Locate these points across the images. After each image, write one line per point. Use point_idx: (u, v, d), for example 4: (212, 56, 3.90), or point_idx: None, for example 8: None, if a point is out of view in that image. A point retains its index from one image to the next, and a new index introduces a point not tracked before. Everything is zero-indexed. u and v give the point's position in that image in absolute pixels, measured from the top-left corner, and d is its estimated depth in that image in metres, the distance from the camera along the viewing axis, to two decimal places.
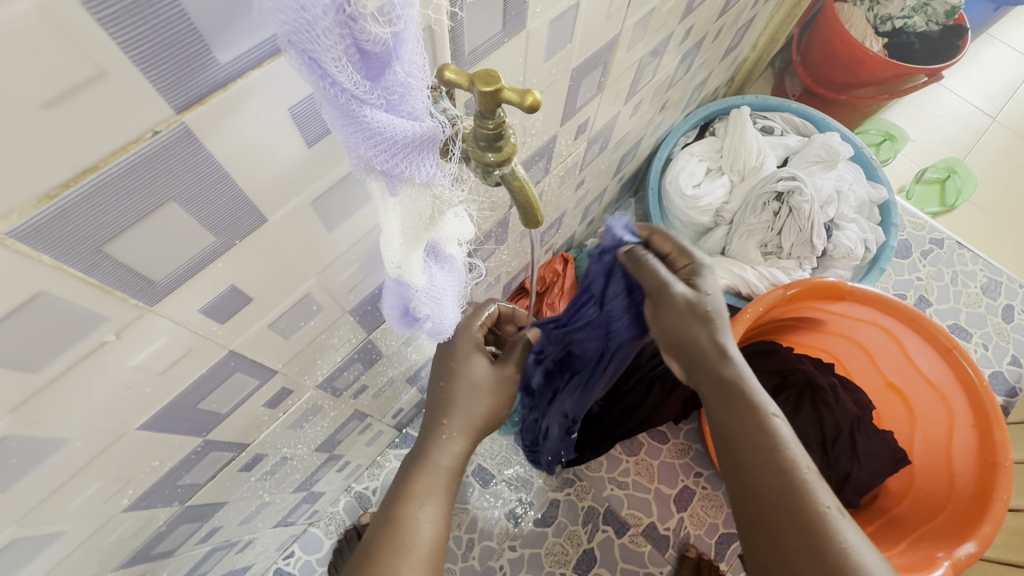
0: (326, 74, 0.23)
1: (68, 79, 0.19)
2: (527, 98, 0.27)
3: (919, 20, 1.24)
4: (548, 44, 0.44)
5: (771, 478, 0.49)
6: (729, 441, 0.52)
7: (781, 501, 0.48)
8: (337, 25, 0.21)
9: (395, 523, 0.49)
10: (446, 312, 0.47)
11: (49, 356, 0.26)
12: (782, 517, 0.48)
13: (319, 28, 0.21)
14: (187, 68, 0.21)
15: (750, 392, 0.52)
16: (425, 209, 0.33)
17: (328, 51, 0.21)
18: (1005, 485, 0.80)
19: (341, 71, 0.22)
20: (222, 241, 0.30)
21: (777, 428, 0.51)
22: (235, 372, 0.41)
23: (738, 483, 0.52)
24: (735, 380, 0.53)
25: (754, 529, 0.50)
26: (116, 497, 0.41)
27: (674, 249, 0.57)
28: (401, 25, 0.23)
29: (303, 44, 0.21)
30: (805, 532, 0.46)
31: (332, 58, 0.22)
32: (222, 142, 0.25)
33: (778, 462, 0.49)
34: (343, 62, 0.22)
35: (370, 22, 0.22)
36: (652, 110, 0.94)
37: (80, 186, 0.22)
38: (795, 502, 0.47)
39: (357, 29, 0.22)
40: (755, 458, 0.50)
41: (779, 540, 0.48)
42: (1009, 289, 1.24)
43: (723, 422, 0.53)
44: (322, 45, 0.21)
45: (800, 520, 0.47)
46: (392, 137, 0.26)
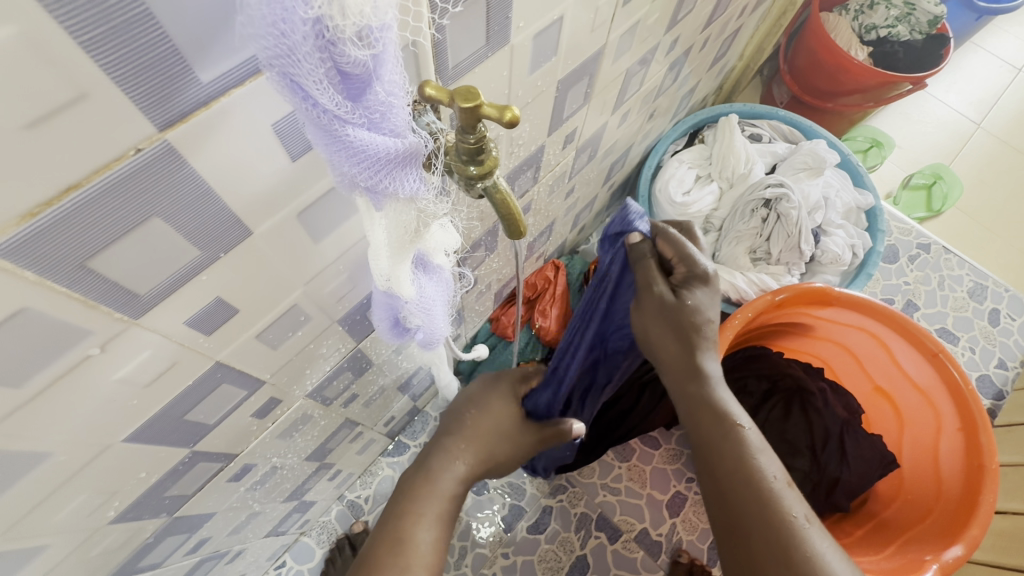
0: (307, 95, 0.23)
1: (51, 100, 0.19)
2: (506, 114, 0.27)
3: (902, 29, 1.27)
4: (532, 57, 0.45)
5: (741, 486, 0.49)
6: (702, 450, 0.53)
7: (751, 509, 0.48)
8: (317, 48, 0.22)
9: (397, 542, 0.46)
10: (438, 321, 0.47)
11: (33, 371, 0.27)
12: (750, 523, 0.48)
13: (298, 51, 0.21)
14: (167, 89, 0.22)
15: (719, 399, 0.53)
16: (409, 224, 0.33)
17: (308, 74, 0.22)
18: (991, 488, 0.81)
19: (322, 92, 0.23)
20: (206, 255, 0.30)
21: (746, 436, 0.51)
22: (222, 383, 0.41)
23: (708, 490, 0.52)
24: (704, 389, 0.53)
25: (727, 538, 0.50)
26: (102, 509, 0.41)
27: (676, 255, 0.54)
28: (380, 46, 0.23)
29: (283, 66, 0.22)
30: (773, 539, 0.47)
31: (313, 80, 0.22)
32: (206, 157, 0.26)
33: (748, 470, 0.50)
34: (324, 84, 0.23)
35: (350, 45, 0.22)
36: (641, 118, 0.95)
37: (62, 204, 0.22)
38: (764, 509, 0.48)
39: (337, 52, 0.22)
40: (724, 466, 0.51)
41: (748, 548, 0.48)
42: (995, 293, 1.26)
43: (695, 430, 0.53)
44: (302, 68, 0.22)
45: (768, 527, 0.47)
46: (375, 154, 0.27)
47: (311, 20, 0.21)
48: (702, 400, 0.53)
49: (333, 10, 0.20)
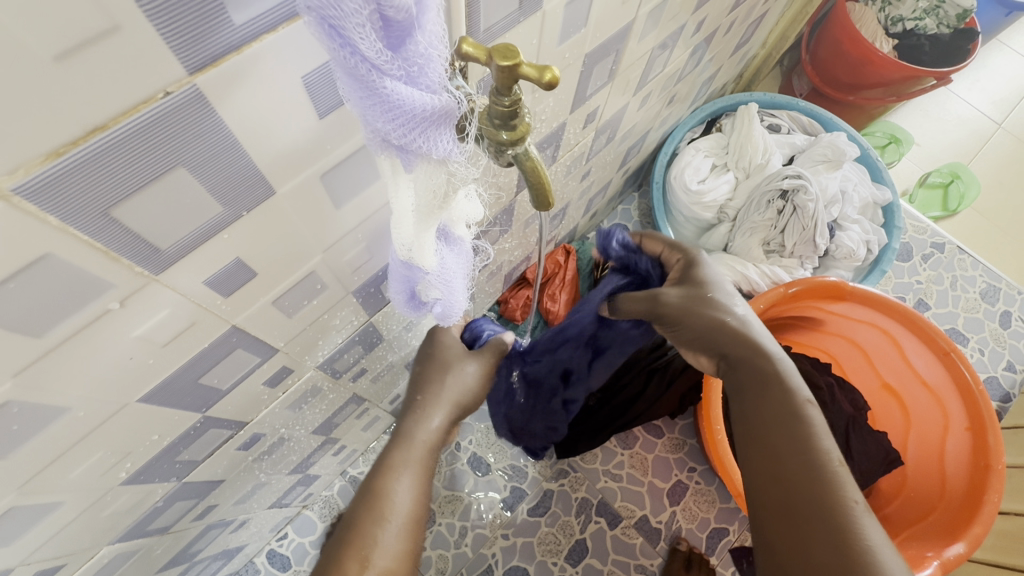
0: (347, 41, 0.22)
1: (82, 30, 0.18)
2: (546, 74, 0.27)
3: (930, 22, 1.24)
4: (562, 27, 0.43)
5: (798, 463, 0.46)
6: (758, 423, 0.50)
7: (805, 483, 0.44)
8: None
9: (374, 493, 0.49)
10: (455, 296, 0.46)
11: (53, 322, 0.26)
12: (807, 505, 0.43)
13: None
14: (201, 29, 0.21)
15: (785, 379, 0.52)
16: (439, 185, 0.31)
17: (351, 16, 0.21)
18: (996, 488, 0.81)
19: (363, 38, 0.22)
20: (229, 213, 0.29)
21: (811, 416, 0.49)
22: (237, 348, 0.41)
23: (762, 471, 0.48)
24: (770, 370, 0.52)
25: (768, 513, 0.46)
26: (114, 469, 0.40)
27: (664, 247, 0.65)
28: None
29: (323, 9, 0.21)
30: (827, 516, 0.42)
31: (356, 24, 0.22)
32: (234, 106, 0.25)
33: (810, 451, 0.46)
34: (367, 29, 0.22)
35: None
36: (660, 103, 0.94)
37: (89, 145, 0.21)
38: (822, 491, 0.43)
39: None
40: (781, 440, 0.48)
41: (802, 529, 0.43)
42: (1008, 295, 1.25)
43: (756, 407, 0.51)
44: (345, 10, 0.21)
45: (825, 510, 0.42)
46: (408, 108, 0.26)
47: None
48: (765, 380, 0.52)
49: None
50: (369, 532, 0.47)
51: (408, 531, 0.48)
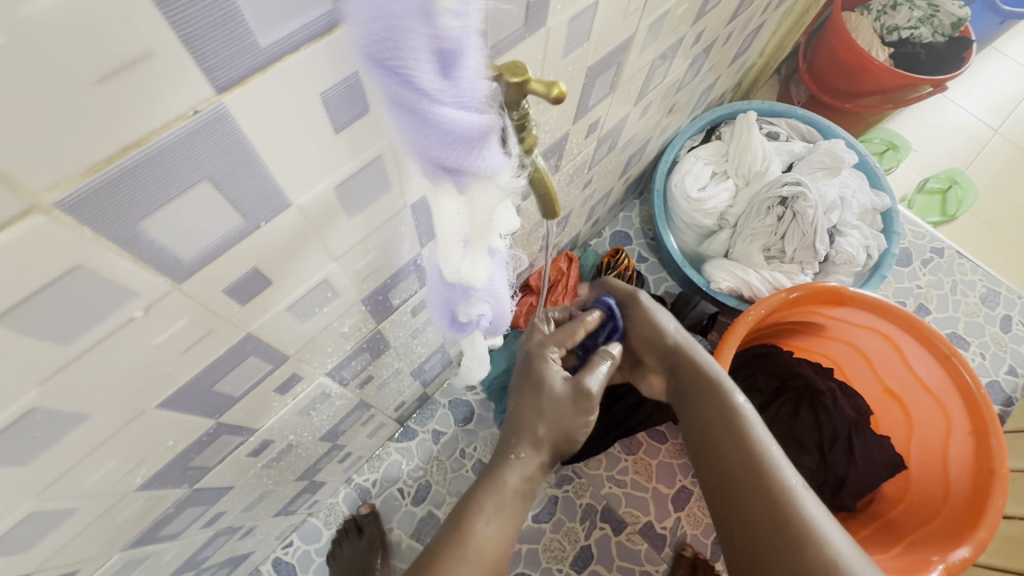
0: (406, 76, 0.23)
1: (120, 55, 0.19)
2: (553, 90, 0.28)
3: (925, 31, 1.26)
4: (566, 41, 0.45)
5: (747, 477, 0.51)
6: (702, 426, 0.56)
7: (755, 496, 0.50)
8: (424, 25, 0.22)
9: (460, 533, 0.48)
10: (500, 304, 0.47)
11: (80, 330, 0.27)
12: (753, 499, 0.50)
13: (406, 28, 0.22)
14: (229, 52, 0.22)
15: (719, 382, 0.57)
16: (490, 199, 0.32)
17: (413, 51, 0.22)
18: (1000, 492, 0.81)
19: (423, 71, 0.23)
20: (248, 224, 0.31)
21: (745, 412, 0.55)
22: (250, 355, 0.42)
23: (714, 471, 0.54)
24: (707, 378, 0.58)
25: (733, 531, 0.51)
26: (130, 475, 0.41)
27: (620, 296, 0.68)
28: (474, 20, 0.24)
29: (388, 48, 0.22)
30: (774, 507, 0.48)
31: (417, 59, 0.23)
32: (256, 123, 0.26)
33: (753, 459, 0.51)
34: (425, 62, 0.23)
35: (450, 20, 0.23)
36: (660, 112, 0.95)
37: (122, 161, 0.22)
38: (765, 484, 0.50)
39: (439, 28, 0.23)
40: (729, 459, 0.53)
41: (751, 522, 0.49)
42: (1008, 300, 1.26)
43: (698, 414, 0.57)
44: (408, 46, 0.22)
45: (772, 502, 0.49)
46: (461, 132, 0.26)
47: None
48: (704, 388, 0.58)
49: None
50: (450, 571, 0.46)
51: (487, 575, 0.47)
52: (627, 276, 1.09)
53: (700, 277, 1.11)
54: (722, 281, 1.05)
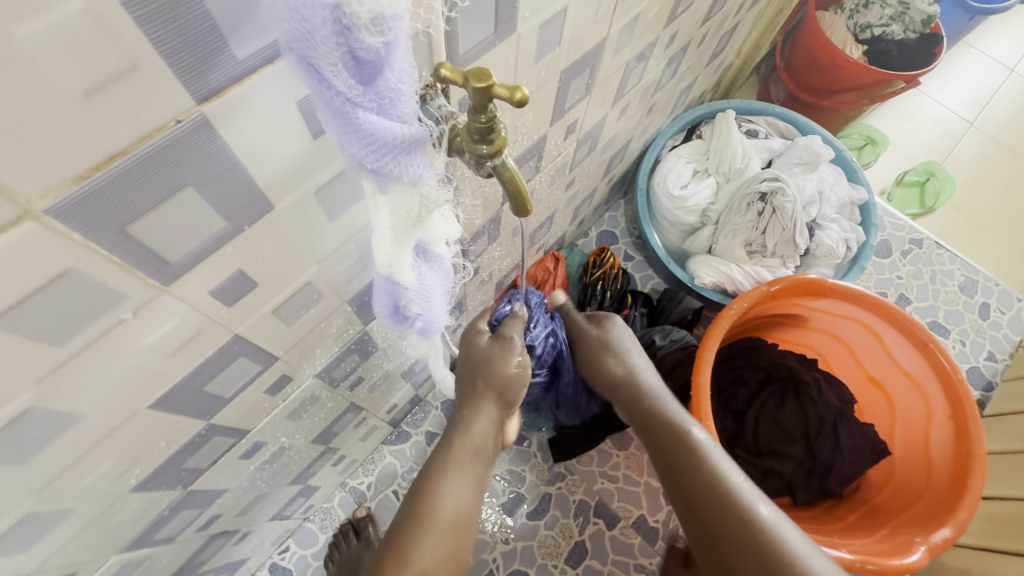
0: (322, 77, 0.25)
1: (106, 70, 0.21)
2: (516, 93, 0.30)
3: (896, 28, 1.30)
4: (537, 47, 0.47)
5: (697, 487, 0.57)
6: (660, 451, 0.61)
7: (723, 518, 0.54)
8: (335, 34, 0.24)
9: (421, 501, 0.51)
10: (435, 311, 0.49)
11: (73, 330, 0.28)
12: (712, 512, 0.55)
13: (316, 35, 0.23)
14: (206, 65, 0.24)
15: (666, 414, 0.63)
16: (412, 207, 0.35)
17: (324, 56, 0.24)
18: (979, 473, 0.84)
19: (337, 75, 0.25)
20: (232, 227, 0.32)
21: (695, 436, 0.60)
22: (240, 356, 0.43)
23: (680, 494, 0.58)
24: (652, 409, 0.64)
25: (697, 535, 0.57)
26: (123, 476, 0.42)
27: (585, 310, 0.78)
28: (392, 36, 0.25)
29: (303, 48, 0.24)
30: (734, 519, 0.54)
31: (329, 63, 0.25)
32: (236, 131, 0.27)
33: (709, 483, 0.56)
34: (338, 67, 0.25)
35: (365, 33, 0.24)
36: (639, 113, 0.97)
37: (107, 170, 0.24)
38: (720, 504, 0.55)
39: (352, 38, 0.24)
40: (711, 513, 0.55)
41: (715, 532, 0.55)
42: (985, 287, 1.29)
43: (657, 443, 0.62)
44: (318, 50, 0.24)
45: (725, 513, 0.55)
46: (386, 139, 0.29)
47: (331, 6, 0.23)
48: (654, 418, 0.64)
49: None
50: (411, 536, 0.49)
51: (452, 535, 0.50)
52: (613, 274, 1.11)
53: (685, 273, 1.13)
54: (706, 277, 1.08)
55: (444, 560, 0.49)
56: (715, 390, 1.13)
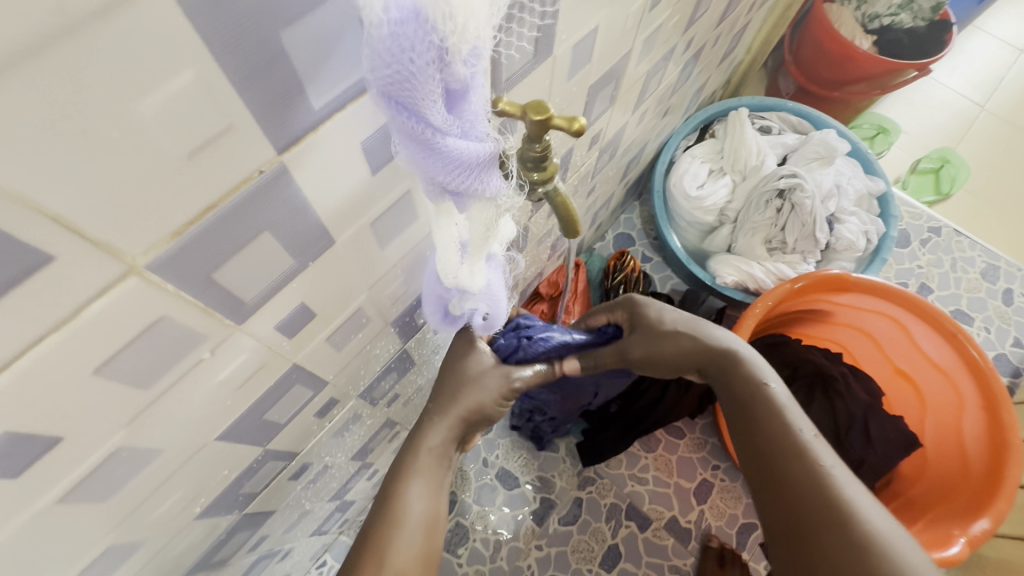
0: (416, 113, 0.26)
1: (206, 132, 0.22)
2: (575, 124, 0.31)
3: (906, 17, 1.29)
4: (570, 66, 0.47)
5: (778, 446, 0.53)
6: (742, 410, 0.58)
7: (803, 484, 0.49)
8: (436, 70, 0.24)
9: (390, 500, 0.53)
10: (498, 304, 0.50)
11: (160, 373, 0.29)
12: (785, 470, 0.51)
13: (420, 74, 0.24)
14: (290, 117, 0.25)
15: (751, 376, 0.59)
16: (488, 219, 0.35)
17: (426, 92, 0.25)
18: (1015, 463, 0.83)
19: (434, 108, 0.26)
20: (297, 264, 0.33)
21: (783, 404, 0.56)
22: (296, 384, 0.44)
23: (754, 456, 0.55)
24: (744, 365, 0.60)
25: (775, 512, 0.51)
26: (190, 506, 0.43)
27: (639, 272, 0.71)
28: (476, 65, 0.26)
29: (403, 89, 0.24)
30: (811, 484, 0.49)
31: (429, 99, 0.25)
32: (307, 175, 0.28)
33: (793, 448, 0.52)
34: (436, 101, 0.25)
35: (457, 64, 0.25)
36: (655, 117, 0.98)
37: (201, 223, 0.25)
38: (800, 463, 0.50)
39: (448, 71, 0.25)
40: (792, 485, 0.50)
41: (785, 488, 0.50)
42: (1007, 273, 1.28)
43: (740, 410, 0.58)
44: (422, 88, 0.25)
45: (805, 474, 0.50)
46: (470, 162, 0.29)
47: (437, 46, 0.24)
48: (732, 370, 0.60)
49: (456, 35, 0.23)
50: (388, 538, 0.50)
51: (424, 534, 0.52)
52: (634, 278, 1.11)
53: (705, 272, 1.13)
54: (728, 276, 1.08)
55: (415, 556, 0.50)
56: None
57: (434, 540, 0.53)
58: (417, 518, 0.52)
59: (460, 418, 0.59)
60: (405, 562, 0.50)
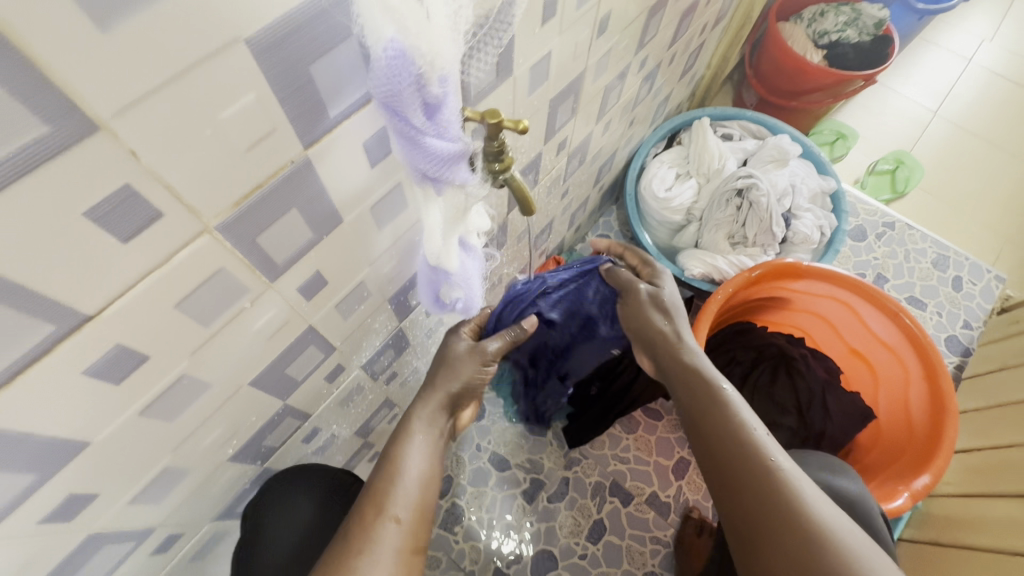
0: (403, 116, 0.36)
1: (260, 133, 0.32)
2: (519, 125, 0.41)
3: (852, 32, 1.42)
4: (530, 83, 0.59)
5: (730, 448, 0.59)
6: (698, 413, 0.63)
7: (756, 488, 0.54)
8: (416, 90, 0.34)
9: (391, 457, 0.61)
10: (473, 292, 0.59)
11: (215, 315, 0.39)
12: (738, 472, 0.57)
13: (406, 93, 0.34)
14: (314, 123, 0.35)
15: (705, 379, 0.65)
16: (459, 203, 0.45)
17: (409, 104, 0.35)
18: (951, 426, 0.93)
19: (415, 115, 0.36)
20: (315, 237, 0.43)
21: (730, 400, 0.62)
22: (310, 345, 0.54)
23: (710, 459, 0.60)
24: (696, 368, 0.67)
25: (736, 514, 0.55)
26: (225, 445, 0.53)
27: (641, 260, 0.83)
28: (448, 87, 0.36)
29: (392, 101, 0.34)
30: (762, 483, 0.54)
31: (412, 109, 0.35)
32: (324, 166, 0.39)
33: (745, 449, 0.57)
34: (416, 110, 0.35)
35: (433, 87, 0.35)
36: (622, 127, 1.09)
37: (252, 198, 0.35)
38: (748, 465, 0.56)
39: (426, 91, 0.35)
40: (747, 485, 0.55)
41: (740, 490, 0.56)
42: (956, 262, 1.39)
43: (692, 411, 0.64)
44: (406, 101, 0.34)
45: (759, 477, 0.55)
46: (443, 156, 0.39)
47: (418, 76, 0.33)
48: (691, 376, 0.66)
49: (430, 69, 0.33)
50: (385, 488, 0.57)
51: (422, 486, 0.59)
52: None
53: (675, 266, 1.23)
54: (695, 268, 1.18)
55: (413, 505, 0.57)
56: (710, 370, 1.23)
57: (428, 494, 0.60)
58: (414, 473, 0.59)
59: (448, 383, 0.68)
60: (405, 508, 0.56)
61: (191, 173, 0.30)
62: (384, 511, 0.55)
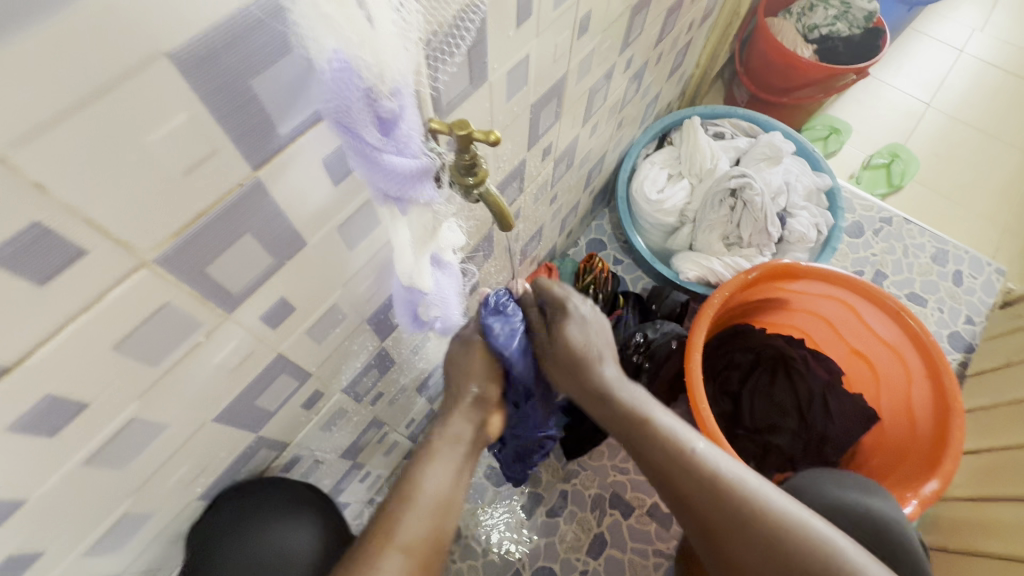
0: (356, 134, 0.33)
1: (198, 156, 0.29)
2: (491, 136, 0.38)
3: (842, 26, 1.40)
4: (508, 88, 0.55)
5: (704, 501, 0.58)
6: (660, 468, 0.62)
7: (749, 535, 0.55)
8: (366, 103, 0.32)
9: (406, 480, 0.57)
10: (451, 309, 0.56)
11: (165, 352, 0.36)
12: (726, 525, 0.57)
13: (353, 106, 0.31)
14: (262, 140, 0.32)
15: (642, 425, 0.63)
16: (427, 222, 0.43)
17: (360, 119, 0.32)
18: (957, 426, 0.89)
19: (368, 131, 0.33)
20: (276, 261, 0.40)
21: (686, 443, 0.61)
22: (282, 373, 0.51)
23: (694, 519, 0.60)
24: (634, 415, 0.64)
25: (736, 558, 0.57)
26: (193, 483, 0.49)
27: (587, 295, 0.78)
28: (402, 99, 0.34)
29: (340, 116, 0.32)
30: (748, 526, 0.55)
31: (363, 124, 0.32)
32: (280, 187, 0.36)
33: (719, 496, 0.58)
34: (369, 126, 0.33)
35: (385, 99, 0.32)
36: (610, 128, 1.06)
37: (195, 226, 0.32)
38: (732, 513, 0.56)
39: (377, 104, 0.32)
40: (737, 536, 0.56)
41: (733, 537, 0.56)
42: (955, 256, 1.37)
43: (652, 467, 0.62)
44: (356, 116, 0.32)
45: (743, 525, 0.56)
46: (406, 174, 0.36)
47: (364, 89, 0.31)
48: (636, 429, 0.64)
49: (378, 79, 0.31)
50: (398, 516, 0.54)
51: (436, 513, 0.56)
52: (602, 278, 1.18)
53: (670, 270, 1.21)
54: (689, 271, 1.16)
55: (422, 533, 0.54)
56: (709, 375, 1.20)
57: (443, 520, 0.56)
58: (430, 495, 0.56)
59: None
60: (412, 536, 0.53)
61: (117, 203, 0.27)
62: (395, 542, 0.52)
